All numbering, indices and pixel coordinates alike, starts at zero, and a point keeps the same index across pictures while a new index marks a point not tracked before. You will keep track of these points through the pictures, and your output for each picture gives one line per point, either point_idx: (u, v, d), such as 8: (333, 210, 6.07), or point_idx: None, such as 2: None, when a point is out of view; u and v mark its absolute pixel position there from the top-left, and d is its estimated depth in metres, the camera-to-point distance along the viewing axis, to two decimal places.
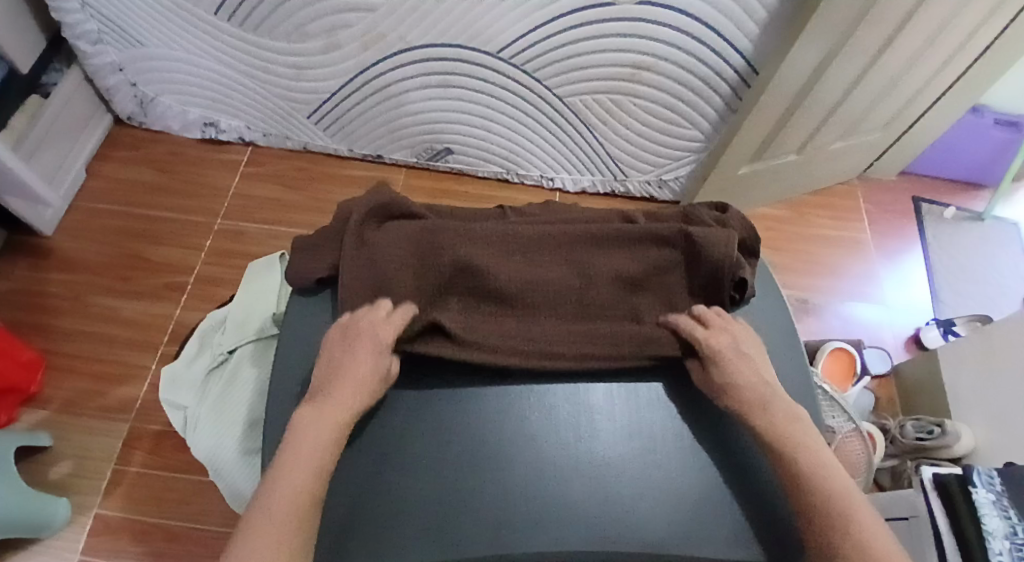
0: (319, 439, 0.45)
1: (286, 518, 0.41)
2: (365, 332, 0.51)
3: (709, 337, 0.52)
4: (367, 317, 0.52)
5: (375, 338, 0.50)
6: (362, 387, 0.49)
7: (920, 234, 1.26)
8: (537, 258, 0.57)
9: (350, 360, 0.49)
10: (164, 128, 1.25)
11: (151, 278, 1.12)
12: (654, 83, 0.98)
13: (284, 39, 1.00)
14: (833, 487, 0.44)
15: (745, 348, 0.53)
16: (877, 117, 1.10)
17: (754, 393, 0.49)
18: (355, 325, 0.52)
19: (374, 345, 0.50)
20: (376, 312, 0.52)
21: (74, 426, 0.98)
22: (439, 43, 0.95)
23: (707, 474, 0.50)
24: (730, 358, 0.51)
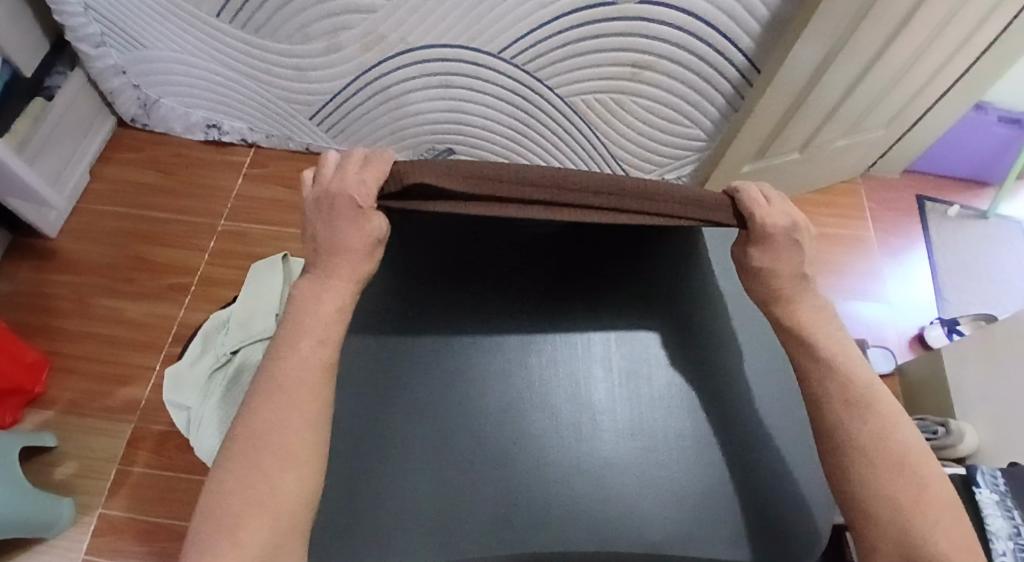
0: (305, 366, 0.42)
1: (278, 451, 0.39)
2: (335, 194, 0.42)
3: (768, 212, 0.43)
4: (341, 170, 0.42)
5: (348, 204, 0.42)
6: (354, 256, 0.43)
7: (924, 233, 1.25)
8: None
9: (330, 230, 0.43)
10: (166, 130, 1.26)
11: (155, 279, 1.12)
12: (655, 82, 0.97)
13: (286, 41, 1.00)
14: (870, 414, 0.42)
15: (800, 230, 0.44)
16: (879, 115, 1.10)
17: (782, 279, 0.46)
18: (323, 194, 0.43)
19: (350, 207, 0.42)
20: (354, 166, 0.42)
21: (79, 426, 0.99)
22: (440, 43, 0.95)
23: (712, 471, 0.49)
24: (779, 248, 0.45)
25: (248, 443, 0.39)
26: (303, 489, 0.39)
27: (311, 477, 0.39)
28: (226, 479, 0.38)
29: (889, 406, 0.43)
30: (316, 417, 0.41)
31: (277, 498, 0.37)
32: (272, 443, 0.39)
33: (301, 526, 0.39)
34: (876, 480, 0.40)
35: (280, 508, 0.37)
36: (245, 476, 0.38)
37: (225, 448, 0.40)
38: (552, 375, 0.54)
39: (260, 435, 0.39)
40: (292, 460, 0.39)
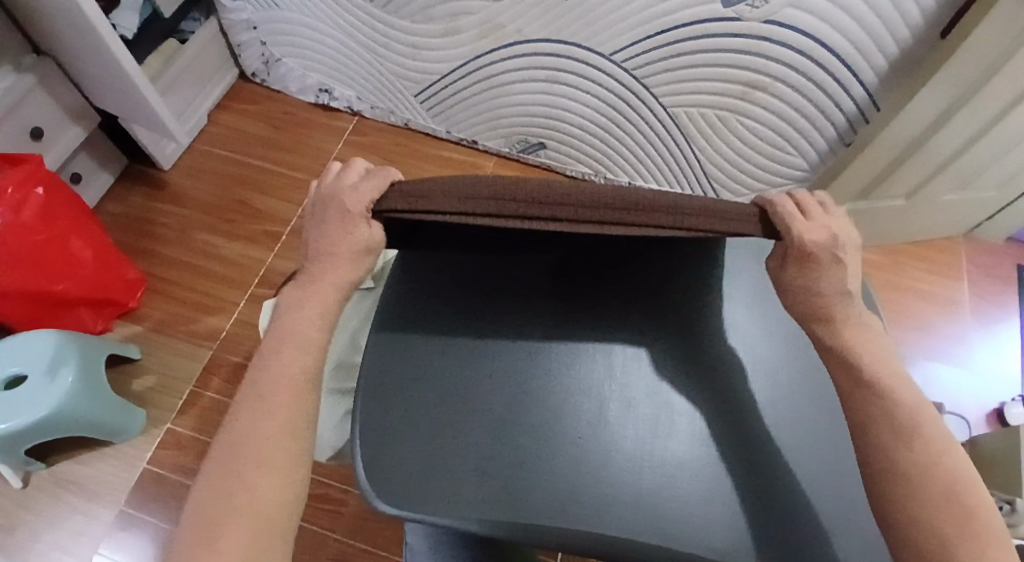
0: (285, 372, 0.43)
1: (258, 455, 0.40)
2: (330, 196, 0.45)
3: (800, 228, 0.40)
4: (342, 180, 0.46)
5: (339, 203, 0.44)
6: (338, 258, 0.45)
7: (1022, 305, 1.19)
8: None
9: (321, 232, 0.46)
10: (282, 88, 1.33)
11: (250, 224, 1.19)
12: (766, 104, 0.96)
13: (408, 18, 1.05)
14: (915, 437, 0.40)
15: (843, 246, 0.42)
16: (995, 177, 1.04)
17: (828, 301, 0.43)
18: (320, 195, 0.46)
19: (342, 210, 0.44)
20: (355, 175, 0.46)
21: (162, 345, 1.07)
22: (555, 39, 0.98)
23: (759, 482, 0.48)
24: (820, 266, 0.42)
25: (230, 450, 0.40)
26: (280, 494, 0.39)
27: (284, 484, 0.40)
28: (205, 493, 0.39)
29: (936, 430, 0.41)
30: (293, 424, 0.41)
31: (255, 503, 0.38)
32: (250, 450, 0.40)
33: (280, 528, 0.39)
34: (919, 501, 0.38)
35: (263, 514, 0.38)
36: (226, 481, 0.38)
37: (210, 455, 0.41)
38: (623, 379, 0.55)
39: (240, 440, 0.40)
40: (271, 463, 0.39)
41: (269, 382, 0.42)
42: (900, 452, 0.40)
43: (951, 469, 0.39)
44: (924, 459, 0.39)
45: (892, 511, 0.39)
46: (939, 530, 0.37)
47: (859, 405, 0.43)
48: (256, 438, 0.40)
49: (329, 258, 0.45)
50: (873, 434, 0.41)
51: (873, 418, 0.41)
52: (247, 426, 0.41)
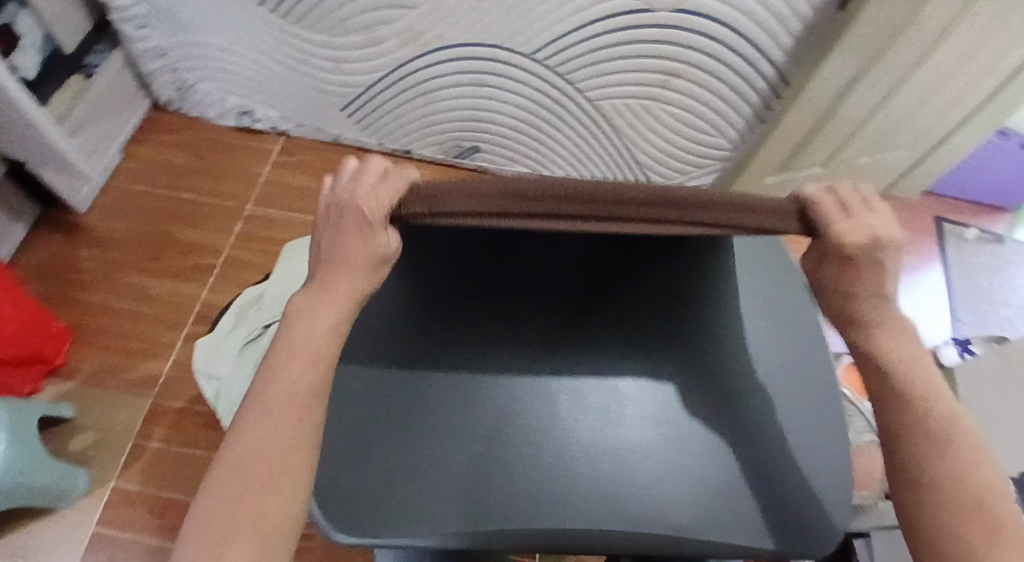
0: (297, 379, 0.37)
1: (271, 463, 0.35)
2: (345, 204, 0.38)
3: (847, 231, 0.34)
4: (358, 184, 0.38)
5: (356, 210, 0.37)
6: (355, 270, 0.39)
7: (941, 254, 1.26)
8: None
9: (335, 240, 0.39)
10: (200, 115, 1.28)
11: (180, 259, 1.14)
12: (685, 89, 0.99)
13: (325, 33, 1.03)
14: (949, 447, 0.36)
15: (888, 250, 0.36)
16: (904, 137, 1.11)
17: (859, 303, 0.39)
18: (335, 197, 0.38)
19: (361, 217, 0.37)
20: (371, 176, 0.37)
21: (98, 399, 1.01)
22: (476, 43, 0.98)
23: (708, 457, 0.50)
24: (859, 270, 0.37)
25: (233, 466, 0.35)
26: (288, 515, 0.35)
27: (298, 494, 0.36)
28: (212, 502, 0.34)
29: (969, 437, 0.37)
30: (309, 433, 0.37)
31: (265, 519, 0.34)
32: (259, 459, 0.35)
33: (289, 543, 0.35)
34: (950, 512, 0.34)
35: (273, 526, 0.34)
36: (233, 491, 0.34)
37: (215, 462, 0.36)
38: (587, 373, 0.55)
39: (246, 448, 0.35)
40: (283, 474, 0.35)
41: (279, 386, 0.37)
42: (932, 459, 0.36)
43: (985, 480, 0.35)
44: (957, 465, 0.36)
45: (924, 524, 0.35)
46: (967, 545, 0.34)
47: (887, 413, 0.39)
48: (269, 445, 0.36)
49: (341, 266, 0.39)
50: (909, 443, 0.37)
51: (905, 426, 0.37)
52: (256, 434, 0.36)
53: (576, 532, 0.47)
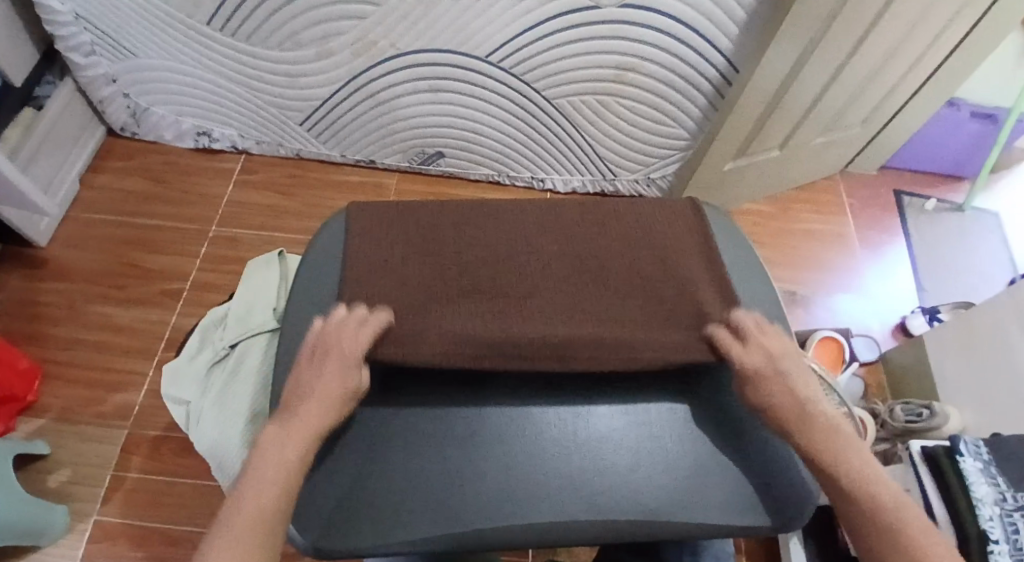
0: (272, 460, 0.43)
1: (248, 535, 0.39)
2: (332, 345, 0.50)
3: (740, 356, 0.51)
4: (343, 328, 0.51)
5: (341, 353, 0.49)
6: (327, 402, 0.47)
7: (903, 227, 1.29)
8: (511, 302, 0.55)
9: (316, 369, 0.49)
10: (157, 138, 1.26)
11: (147, 286, 1.12)
12: (640, 82, 1.00)
13: (277, 48, 1.02)
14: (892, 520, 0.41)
15: (781, 362, 0.50)
16: (856, 113, 1.14)
17: (793, 400, 0.48)
18: (318, 337, 0.51)
19: (341, 359, 0.49)
20: (352, 326, 0.51)
21: (70, 433, 0.98)
22: (429, 49, 0.98)
23: (675, 450, 0.51)
24: (762, 380, 0.49)
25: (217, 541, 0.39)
26: (278, 504, 0.42)
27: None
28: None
29: (913, 517, 0.41)
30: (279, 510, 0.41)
31: None
32: (237, 533, 0.39)
33: None
34: None
35: None
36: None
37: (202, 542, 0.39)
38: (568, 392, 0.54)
39: (228, 522, 0.40)
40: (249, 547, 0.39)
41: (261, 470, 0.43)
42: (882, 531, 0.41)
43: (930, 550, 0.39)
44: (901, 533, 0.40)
45: None
46: None
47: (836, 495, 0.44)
48: (244, 518, 0.40)
49: (319, 399, 0.47)
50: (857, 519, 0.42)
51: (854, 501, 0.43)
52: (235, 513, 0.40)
53: (552, 526, 0.47)
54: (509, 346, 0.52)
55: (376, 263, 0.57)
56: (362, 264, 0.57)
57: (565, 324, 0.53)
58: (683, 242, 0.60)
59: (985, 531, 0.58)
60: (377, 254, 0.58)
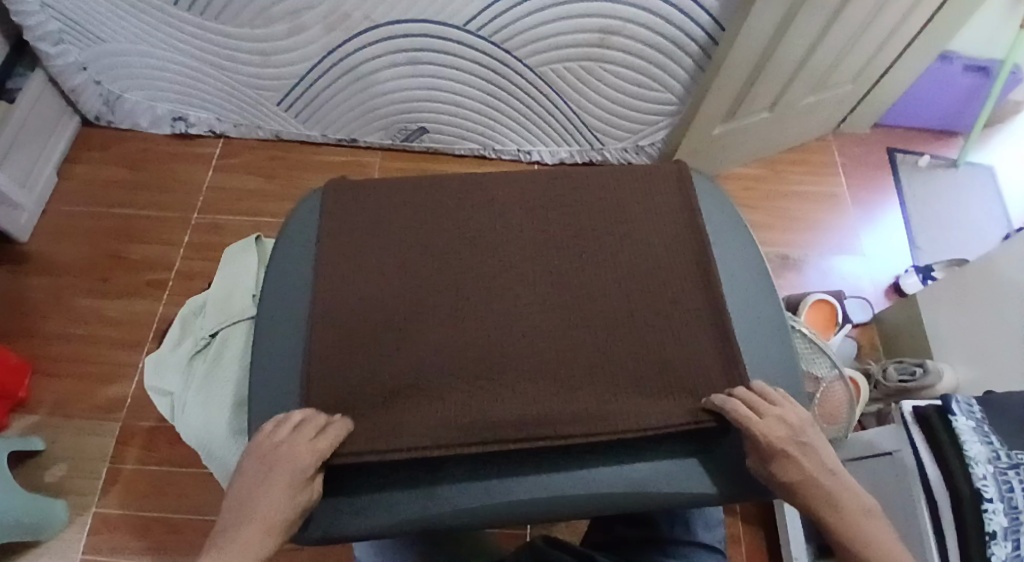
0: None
1: None
2: (279, 454, 0.46)
3: (761, 429, 0.47)
4: (294, 436, 0.47)
5: (289, 462, 0.45)
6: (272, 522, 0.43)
7: (896, 185, 1.27)
8: (489, 379, 0.52)
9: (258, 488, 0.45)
10: (133, 126, 1.23)
11: (132, 276, 1.11)
12: (624, 46, 0.98)
13: (248, 25, 0.99)
14: None
15: (801, 433, 0.48)
16: (846, 69, 1.11)
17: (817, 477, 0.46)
18: (263, 446, 0.47)
19: (289, 471, 0.45)
20: (309, 431, 0.47)
21: (66, 427, 0.98)
22: (405, 19, 0.95)
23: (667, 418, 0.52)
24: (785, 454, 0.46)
25: None
26: None
27: None
28: None
29: None
30: None
31: None
32: None
33: None
34: None
35: None
36: None
37: None
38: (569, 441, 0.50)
39: None
40: None
41: None
42: None
43: None
44: None
45: None
46: None
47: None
48: None
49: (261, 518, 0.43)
50: None
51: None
52: None
53: (540, 500, 0.47)
54: (489, 430, 0.48)
55: (346, 341, 0.55)
56: (336, 346, 0.55)
57: (546, 398, 0.51)
58: (675, 283, 0.58)
59: (978, 490, 0.57)
60: (349, 319, 0.56)
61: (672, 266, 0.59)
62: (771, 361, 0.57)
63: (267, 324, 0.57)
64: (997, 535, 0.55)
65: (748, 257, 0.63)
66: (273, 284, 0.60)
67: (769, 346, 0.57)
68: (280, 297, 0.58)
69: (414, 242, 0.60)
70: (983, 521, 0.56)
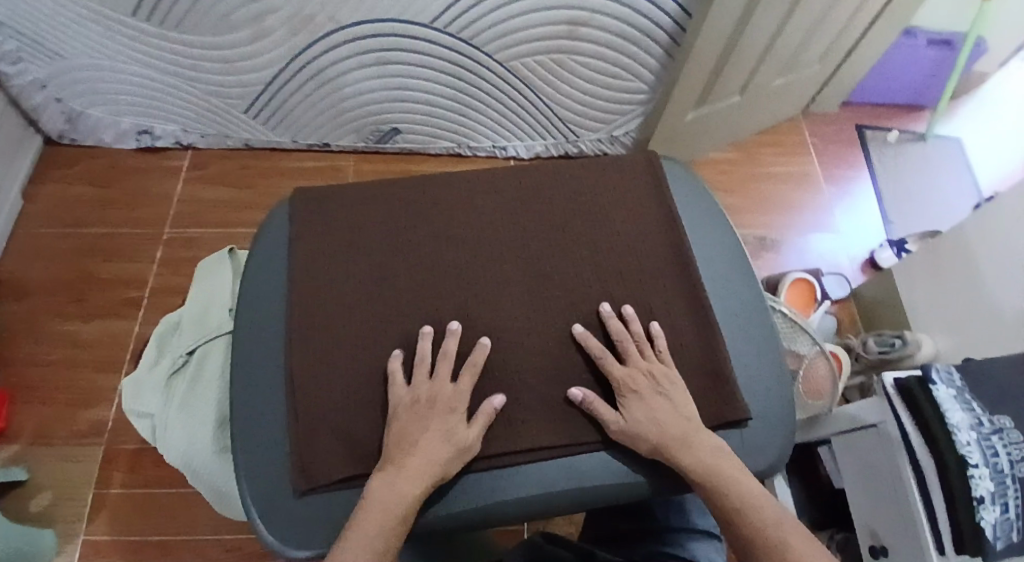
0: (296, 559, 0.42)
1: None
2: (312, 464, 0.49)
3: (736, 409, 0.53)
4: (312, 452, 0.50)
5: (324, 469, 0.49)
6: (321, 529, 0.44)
7: (867, 162, 1.29)
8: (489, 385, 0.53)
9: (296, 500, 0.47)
10: (98, 142, 1.20)
11: (108, 296, 1.08)
12: (592, 37, 0.98)
13: (209, 33, 0.97)
14: None
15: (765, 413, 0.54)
16: (813, 49, 1.12)
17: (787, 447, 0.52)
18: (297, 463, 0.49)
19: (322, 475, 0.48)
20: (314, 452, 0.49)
21: (47, 455, 0.96)
22: (369, 19, 0.93)
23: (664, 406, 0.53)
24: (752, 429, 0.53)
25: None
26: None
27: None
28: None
29: None
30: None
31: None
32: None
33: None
34: None
35: None
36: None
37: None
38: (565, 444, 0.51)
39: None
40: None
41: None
42: None
43: None
44: None
45: None
46: None
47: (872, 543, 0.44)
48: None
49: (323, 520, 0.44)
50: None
51: None
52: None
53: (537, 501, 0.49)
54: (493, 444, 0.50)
55: (329, 350, 0.54)
56: (317, 357, 0.54)
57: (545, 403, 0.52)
58: (653, 272, 0.59)
59: (964, 456, 0.58)
60: (331, 327, 0.56)
61: (650, 256, 0.60)
62: (751, 344, 0.58)
63: (248, 338, 0.56)
64: (986, 500, 0.56)
65: (723, 243, 0.63)
66: (250, 297, 0.59)
67: (748, 330, 0.58)
68: (257, 310, 0.58)
69: (390, 247, 0.60)
70: (969, 486, 0.57)
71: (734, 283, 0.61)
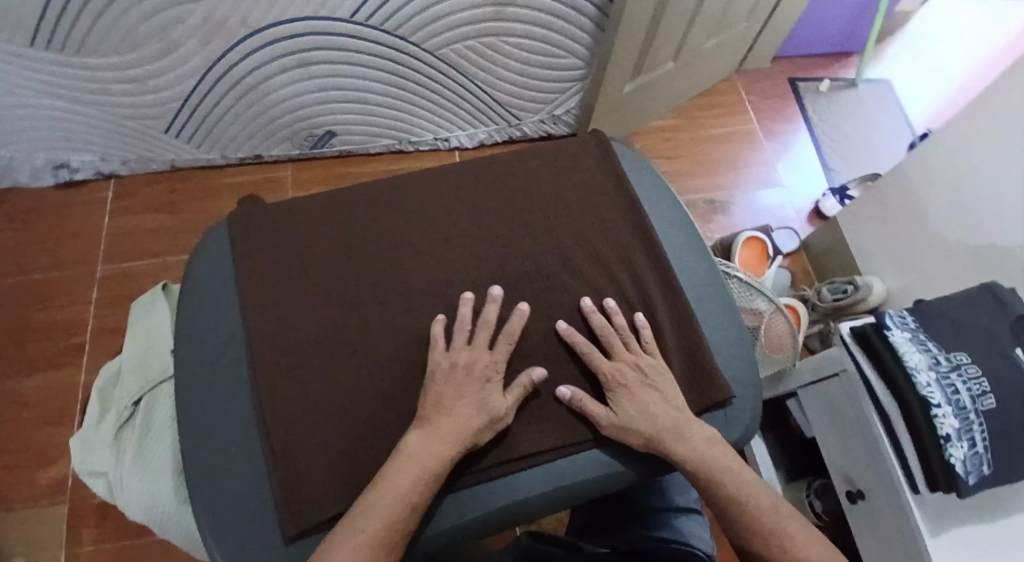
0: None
1: None
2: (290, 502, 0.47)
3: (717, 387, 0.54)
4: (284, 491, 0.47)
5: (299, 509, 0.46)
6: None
7: (803, 114, 1.31)
8: None
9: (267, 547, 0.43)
10: (12, 183, 1.11)
11: (47, 345, 1.02)
12: (520, 15, 0.95)
13: (114, 52, 0.90)
14: None
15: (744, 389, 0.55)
16: (741, 6, 1.12)
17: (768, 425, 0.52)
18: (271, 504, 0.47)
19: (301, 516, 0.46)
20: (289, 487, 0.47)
21: (4, 523, 0.90)
22: (285, 19, 0.89)
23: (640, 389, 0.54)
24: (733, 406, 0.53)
25: None
26: None
27: None
28: None
29: None
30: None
31: None
32: None
33: None
34: None
35: None
36: None
37: None
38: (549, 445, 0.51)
39: None
40: None
41: None
42: None
43: None
44: None
45: None
46: None
47: None
48: None
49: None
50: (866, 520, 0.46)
51: None
52: None
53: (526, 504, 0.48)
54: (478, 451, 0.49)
55: (286, 378, 0.52)
56: (275, 388, 0.51)
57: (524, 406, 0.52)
58: (610, 255, 0.59)
59: (926, 397, 0.60)
60: (285, 355, 0.53)
61: (604, 238, 0.59)
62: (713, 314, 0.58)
63: (199, 379, 0.53)
64: (952, 437, 0.58)
65: (674, 216, 0.63)
66: (195, 333, 0.55)
67: (708, 300, 0.59)
68: (204, 347, 0.54)
69: (337, 263, 0.57)
70: (935, 425, 0.59)
71: (689, 255, 0.60)
